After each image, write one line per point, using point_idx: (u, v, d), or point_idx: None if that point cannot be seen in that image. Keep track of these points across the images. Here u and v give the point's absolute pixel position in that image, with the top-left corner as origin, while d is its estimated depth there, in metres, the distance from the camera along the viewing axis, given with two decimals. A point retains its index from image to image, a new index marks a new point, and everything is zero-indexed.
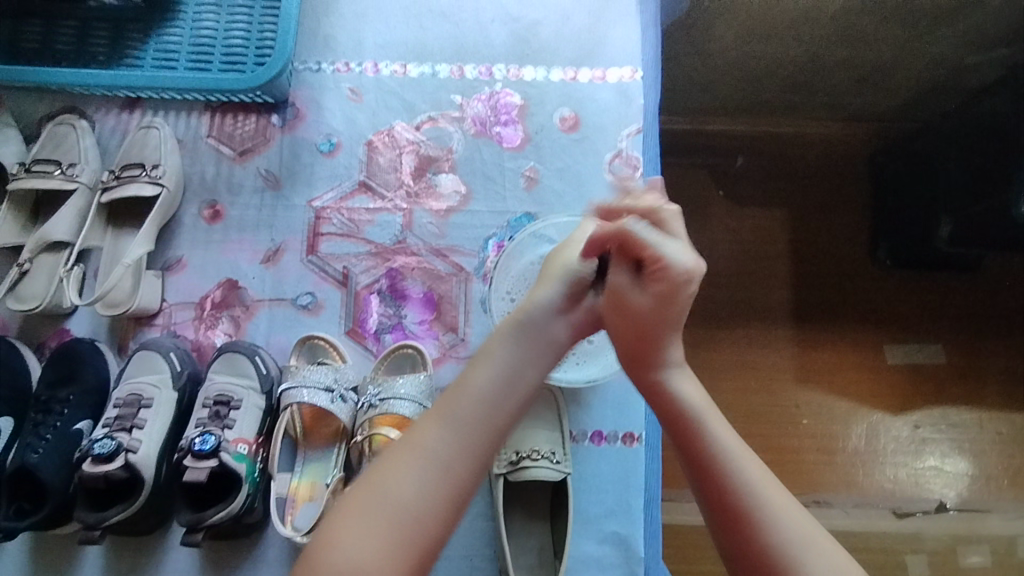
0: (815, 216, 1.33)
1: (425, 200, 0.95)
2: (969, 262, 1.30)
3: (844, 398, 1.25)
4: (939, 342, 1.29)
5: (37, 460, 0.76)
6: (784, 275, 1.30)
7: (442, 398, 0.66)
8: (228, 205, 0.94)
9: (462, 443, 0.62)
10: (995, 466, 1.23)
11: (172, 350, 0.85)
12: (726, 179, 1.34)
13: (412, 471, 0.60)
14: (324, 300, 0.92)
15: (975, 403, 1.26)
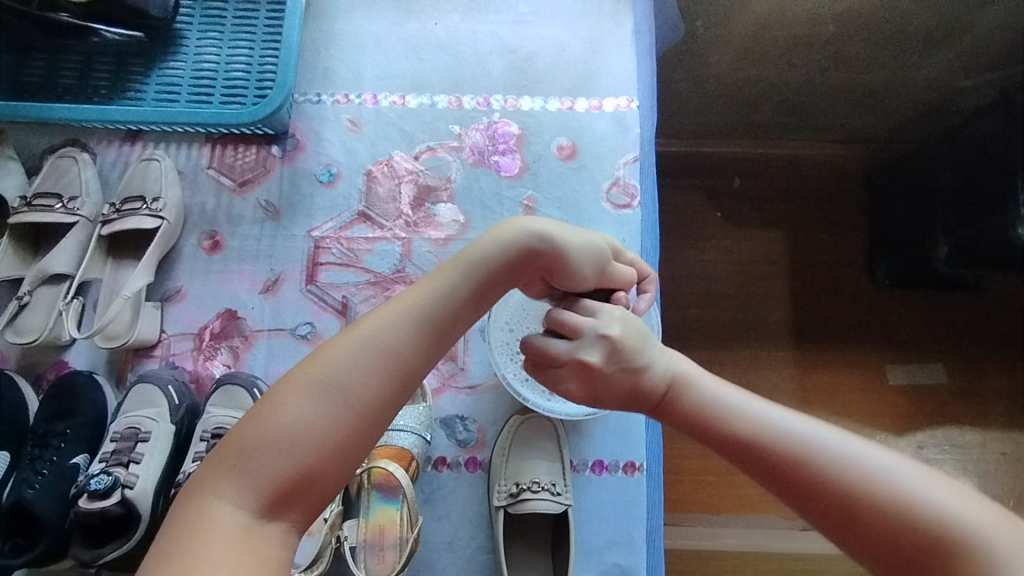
0: (813, 237, 1.33)
1: (424, 229, 0.95)
2: (967, 283, 1.30)
3: (846, 421, 1.24)
4: (940, 363, 1.28)
5: (33, 495, 0.76)
6: (783, 297, 1.30)
7: (409, 289, 0.58)
8: (228, 236, 0.94)
9: (417, 331, 0.54)
10: (1001, 488, 1.22)
11: (170, 383, 0.84)
12: (723, 202, 1.34)
13: (354, 357, 0.52)
14: (323, 330, 0.92)
15: (979, 425, 1.25)
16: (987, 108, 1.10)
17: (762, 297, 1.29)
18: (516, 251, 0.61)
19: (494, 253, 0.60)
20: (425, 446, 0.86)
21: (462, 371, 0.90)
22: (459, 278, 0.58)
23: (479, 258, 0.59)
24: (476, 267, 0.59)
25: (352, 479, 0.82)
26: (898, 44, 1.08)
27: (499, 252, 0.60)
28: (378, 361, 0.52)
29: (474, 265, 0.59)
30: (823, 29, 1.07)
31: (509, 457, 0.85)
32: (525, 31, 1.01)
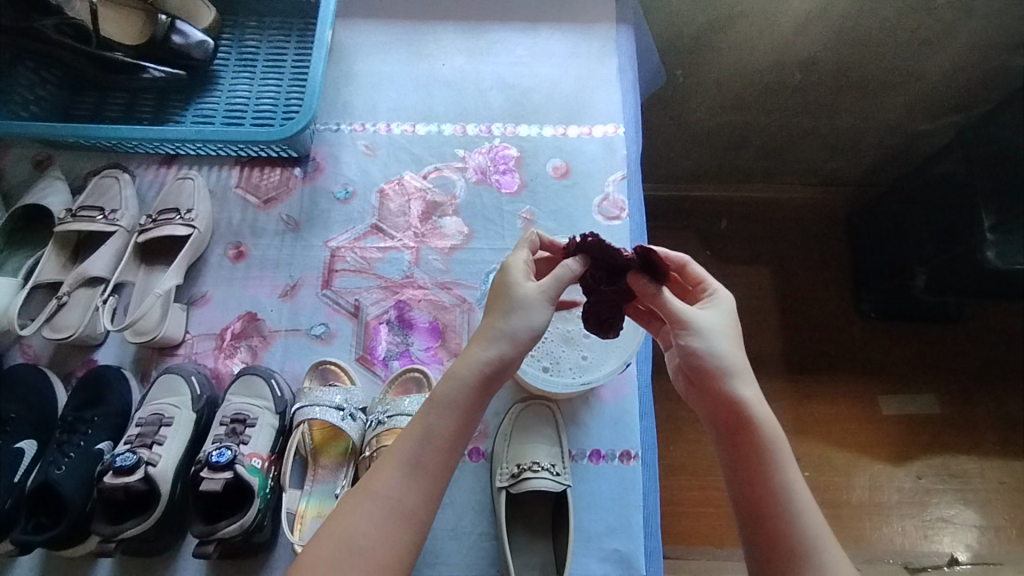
0: (798, 273, 1.43)
1: (431, 240, 1.04)
2: (949, 314, 1.38)
3: (843, 450, 1.28)
4: (931, 393, 1.34)
5: (59, 476, 0.80)
6: (773, 329, 1.38)
7: (393, 444, 0.68)
8: (251, 246, 1.03)
9: (416, 480, 0.65)
10: (1002, 517, 1.25)
11: (193, 374, 0.91)
12: (712, 240, 1.45)
13: (369, 515, 0.63)
14: (336, 330, 0.98)
15: (973, 452, 1.30)
16: (947, 148, 1.20)
17: (753, 328, 1.37)
18: (489, 366, 0.68)
19: (472, 371, 0.68)
20: None
21: None
22: (442, 416, 0.67)
23: (458, 394, 0.68)
24: (446, 404, 0.67)
25: (362, 462, 0.86)
26: (856, 92, 1.22)
27: (475, 363, 0.68)
28: (393, 516, 0.63)
29: (454, 391, 0.68)
30: (791, 76, 1.20)
31: (510, 442, 0.90)
32: (522, 71, 1.14)
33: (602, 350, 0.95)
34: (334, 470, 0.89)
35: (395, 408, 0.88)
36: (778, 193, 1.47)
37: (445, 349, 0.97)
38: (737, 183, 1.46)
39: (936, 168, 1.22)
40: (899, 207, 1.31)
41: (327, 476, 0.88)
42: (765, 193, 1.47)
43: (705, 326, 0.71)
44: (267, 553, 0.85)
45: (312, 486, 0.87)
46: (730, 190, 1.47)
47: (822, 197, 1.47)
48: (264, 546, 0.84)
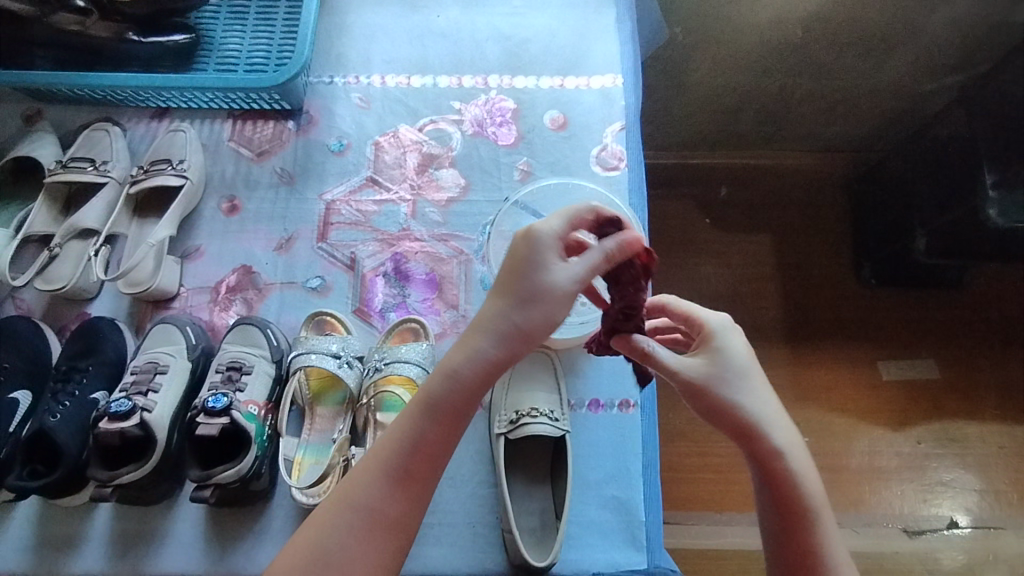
0: (798, 239, 1.41)
1: (427, 192, 1.03)
2: (951, 278, 1.36)
3: (842, 415, 1.28)
4: (931, 358, 1.33)
5: (55, 423, 0.80)
6: (773, 295, 1.37)
7: (375, 448, 0.65)
8: (245, 200, 1.02)
9: (400, 490, 0.63)
10: (1002, 480, 1.25)
11: (188, 325, 0.90)
12: (711, 207, 1.43)
13: (343, 528, 0.62)
14: (332, 283, 0.97)
15: (973, 416, 1.29)
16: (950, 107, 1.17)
17: (754, 296, 1.36)
18: (491, 358, 0.63)
19: (469, 369, 0.63)
20: None
21: (463, 318, 0.96)
22: (426, 422, 0.63)
23: (445, 394, 0.64)
24: (436, 408, 0.64)
25: (361, 409, 0.86)
26: (859, 51, 1.19)
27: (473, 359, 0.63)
28: (371, 528, 0.62)
29: (447, 395, 0.63)
30: (792, 34, 1.17)
31: (509, 389, 0.90)
32: (519, 23, 1.12)
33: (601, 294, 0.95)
34: (331, 419, 0.88)
35: (393, 355, 0.88)
36: (779, 158, 1.45)
37: (442, 300, 0.97)
38: (736, 148, 1.44)
39: (937, 130, 1.19)
40: (899, 172, 1.29)
41: (324, 426, 0.88)
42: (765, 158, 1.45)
43: (715, 369, 0.68)
44: (267, 502, 0.85)
45: (309, 436, 0.87)
46: (729, 156, 1.45)
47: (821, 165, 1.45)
48: (263, 494, 0.84)
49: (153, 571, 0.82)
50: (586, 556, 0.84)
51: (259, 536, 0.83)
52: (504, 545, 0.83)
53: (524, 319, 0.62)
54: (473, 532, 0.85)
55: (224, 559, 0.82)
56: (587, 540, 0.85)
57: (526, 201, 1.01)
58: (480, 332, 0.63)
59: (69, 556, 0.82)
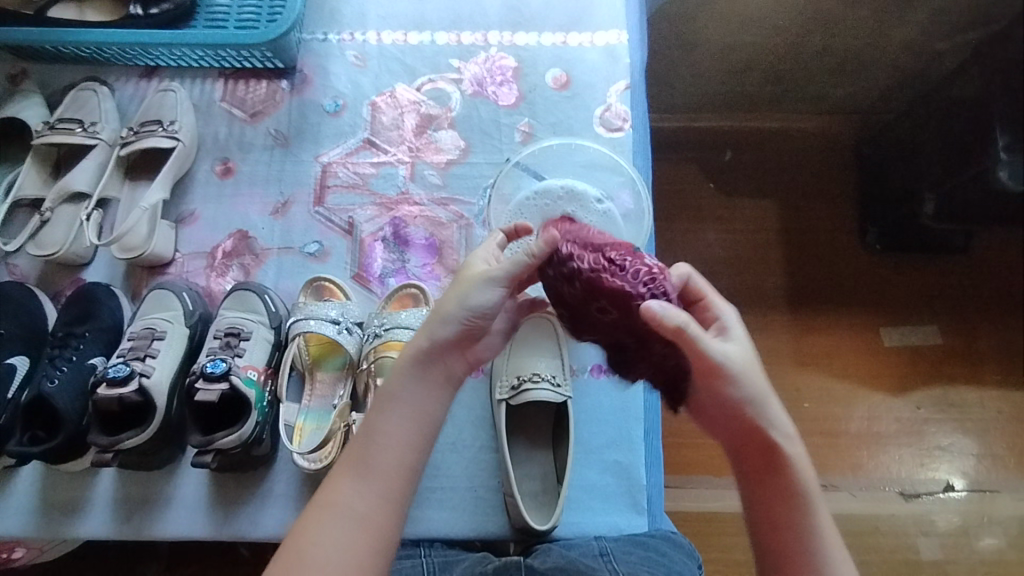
0: (805, 205, 1.39)
1: (426, 154, 1.00)
2: (957, 246, 1.31)
3: (844, 380, 1.28)
4: (934, 324, 1.32)
5: (53, 389, 0.79)
6: (777, 261, 1.35)
7: (349, 446, 0.64)
8: (240, 162, 0.99)
9: (380, 491, 0.62)
10: (999, 445, 1.25)
11: (185, 290, 0.89)
12: (716, 171, 1.40)
13: (329, 529, 0.59)
14: (330, 248, 0.95)
15: (975, 382, 1.28)
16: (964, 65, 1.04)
17: (757, 262, 1.35)
18: (427, 346, 0.65)
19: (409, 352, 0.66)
20: None
21: None
22: (393, 417, 0.64)
23: (406, 386, 0.65)
24: (398, 401, 0.65)
25: (361, 375, 0.85)
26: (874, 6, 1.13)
27: (419, 345, 0.66)
28: (354, 527, 0.60)
29: (396, 385, 0.65)
30: None
31: (510, 353, 0.88)
32: None
33: None
34: (331, 384, 0.88)
35: (393, 321, 0.86)
36: (786, 120, 1.41)
37: (443, 266, 0.95)
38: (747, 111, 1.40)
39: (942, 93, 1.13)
40: (911, 134, 1.23)
41: (324, 392, 0.87)
42: (772, 121, 1.41)
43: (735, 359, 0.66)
44: (270, 466, 0.85)
45: (309, 402, 0.86)
46: (740, 119, 1.41)
47: (831, 126, 1.40)
48: (265, 459, 0.85)
49: (159, 534, 0.83)
50: (589, 520, 0.84)
51: (263, 499, 0.84)
52: (507, 509, 0.83)
53: (454, 309, 0.66)
54: (475, 496, 0.85)
55: (229, 522, 0.83)
56: (588, 503, 0.85)
57: (525, 161, 0.97)
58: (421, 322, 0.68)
59: (75, 520, 0.83)
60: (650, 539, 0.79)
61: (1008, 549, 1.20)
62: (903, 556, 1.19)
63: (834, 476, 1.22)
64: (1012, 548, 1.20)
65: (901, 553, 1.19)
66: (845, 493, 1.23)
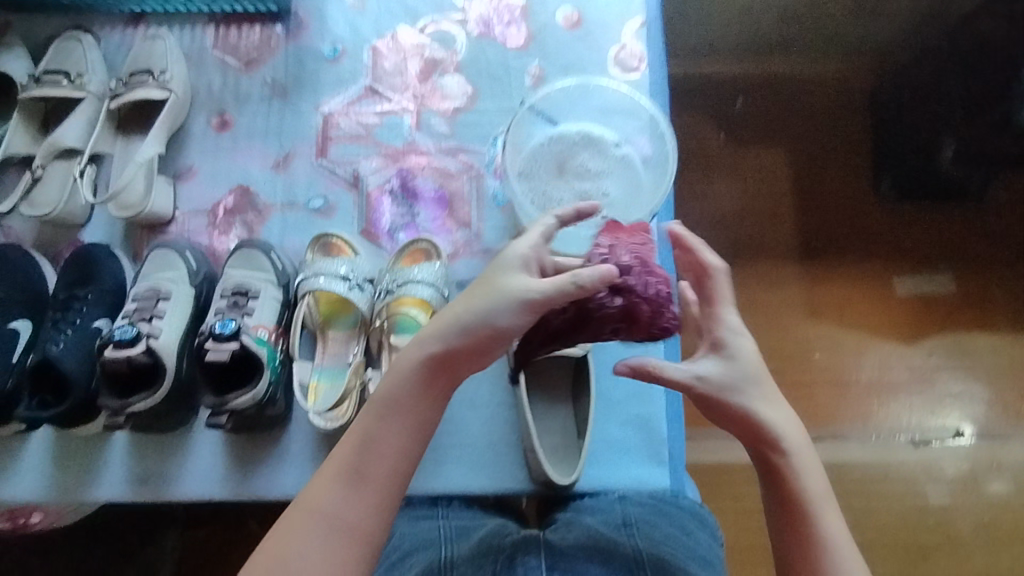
0: (818, 155, 1.30)
1: (431, 102, 0.95)
2: (973, 190, 1.24)
3: (854, 331, 1.24)
4: (950, 270, 1.26)
5: (59, 352, 0.77)
6: (789, 212, 1.28)
7: (338, 449, 0.60)
8: (236, 114, 0.94)
9: (366, 498, 0.57)
10: (1011, 392, 1.21)
11: (188, 249, 0.86)
12: (726, 119, 1.31)
13: (310, 537, 0.55)
14: (336, 202, 0.92)
15: (990, 329, 1.24)
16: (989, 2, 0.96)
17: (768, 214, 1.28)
18: (437, 353, 0.60)
19: (416, 360, 0.61)
20: (443, 301, 0.85)
21: (476, 236, 0.91)
22: (388, 422, 0.59)
23: (406, 389, 0.60)
24: (396, 405, 0.60)
25: (374, 332, 0.83)
26: None
27: (421, 352, 0.61)
28: (333, 537, 0.55)
29: (397, 390, 0.60)
30: None
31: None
32: None
33: (630, 211, 0.83)
34: (343, 342, 0.85)
35: (405, 277, 0.84)
36: (800, 65, 1.31)
37: (454, 218, 0.91)
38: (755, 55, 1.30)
39: None
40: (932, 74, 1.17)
41: (337, 349, 0.85)
42: (785, 65, 1.31)
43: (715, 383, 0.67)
44: (284, 427, 0.84)
45: (322, 362, 0.84)
46: (750, 65, 1.30)
47: (846, 70, 1.31)
48: (279, 419, 0.83)
49: (175, 496, 0.82)
50: (610, 475, 0.83)
51: (279, 460, 0.83)
52: (527, 464, 0.83)
53: (472, 320, 0.60)
54: (493, 451, 0.84)
55: (246, 482, 0.82)
56: (608, 457, 0.84)
57: (538, 104, 0.88)
58: (433, 324, 0.63)
59: (89, 483, 0.82)
60: (673, 509, 0.77)
61: (1017, 493, 1.18)
62: (911, 501, 1.17)
63: (844, 425, 1.19)
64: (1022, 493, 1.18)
65: (910, 499, 1.17)
66: (855, 443, 1.20)
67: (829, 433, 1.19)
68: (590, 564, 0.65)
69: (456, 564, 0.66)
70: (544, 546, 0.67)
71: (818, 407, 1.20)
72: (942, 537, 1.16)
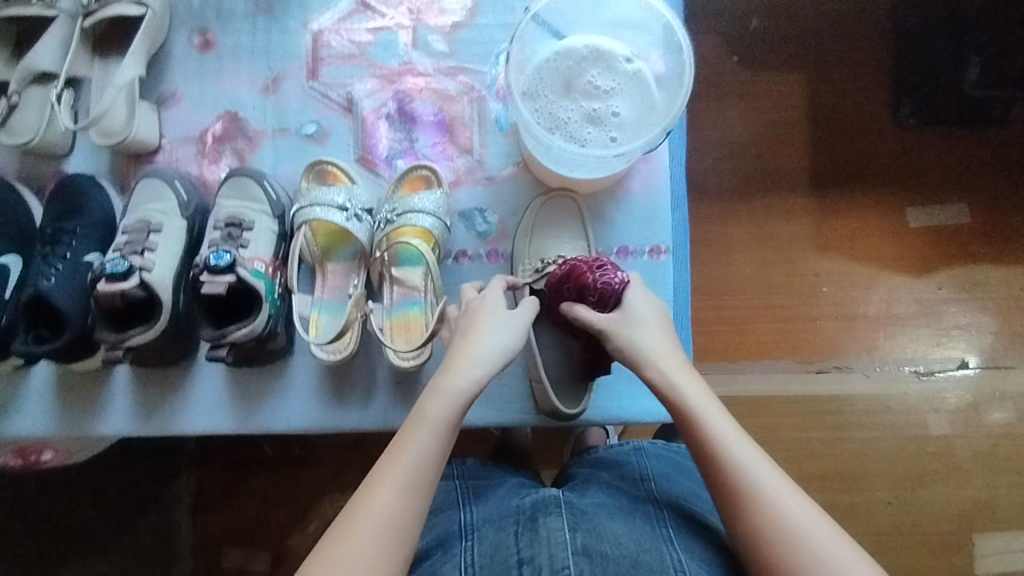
0: (837, 76, 1.20)
1: (428, 17, 0.88)
2: (995, 115, 1.18)
3: (863, 265, 1.17)
4: (965, 202, 1.19)
5: (51, 286, 0.74)
6: (802, 141, 1.19)
7: (382, 458, 0.57)
8: (219, 33, 0.88)
9: (420, 504, 0.55)
10: (1020, 323, 1.17)
11: (176, 179, 0.82)
12: (744, 42, 1.20)
13: (363, 543, 0.52)
14: (329, 128, 0.87)
15: (1004, 261, 1.18)
16: None
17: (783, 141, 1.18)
18: (469, 391, 0.61)
19: (448, 397, 0.60)
20: (445, 231, 0.82)
21: (479, 163, 0.86)
22: (433, 440, 0.58)
23: (445, 415, 0.59)
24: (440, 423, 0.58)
25: (375, 264, 0.81)
26: None
27: (467, 382, 0.61)
28: (388, 541, 0.52)
29: (438, 412, 0.59)
30: None
31: (534, 237, 0.84)
32: None
33: (642, 131, 0.79)
34: (344, 275, 0.83)
35: (405, 206, 0.80)
36: None
37: (454, 144, 0.87)
38: None
39: None
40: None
41: (337, 282, 0.83)
42: None
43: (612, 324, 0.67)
44: (285, 360, 0.83)
45: (321, 296, 0.82)
46: None
47: None
48: (281, 352, 0.82)
49: (181, 429, 0.82)
50: (617, 405, 0.83)
51: (283, 393, 0.82)
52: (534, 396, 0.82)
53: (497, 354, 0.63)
54: (499, 383, 0.83)
55: (249, 416, 0.82)
56: (615, 387, 0.83)
57: (545, 16, 0.83)
58: (452, 370, 0.62)
59: (94, 417, 0.82)
60: (688, 461, 0.74)
61: (1018, 423, 1.15)
62: (911, 432, 1.15)
63: (849, 356, 1.16)
64: None
65: (910, 429, 1.15)
66: (858, 374, 1.17)
67: (833, 365, 1.16)
68: (614, 520, 0.63)
69: (478, 527, 0.64)
70: (564, 506, 0.64)
71: (822, 340, 1.16)
72: (937, 467, 1.14)
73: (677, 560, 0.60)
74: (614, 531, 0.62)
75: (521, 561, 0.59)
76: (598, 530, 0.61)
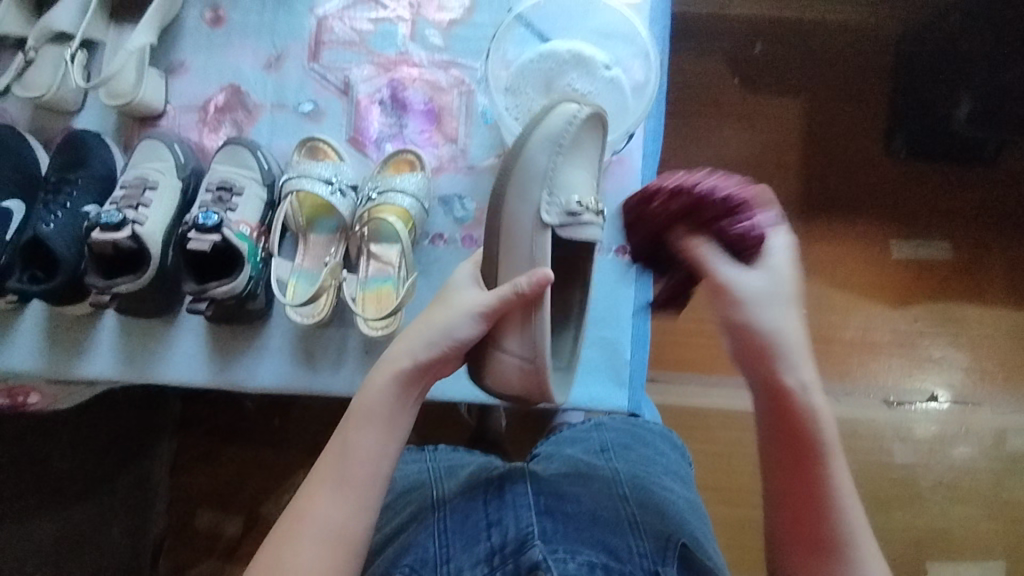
0: (828, 105, 1.24)
1: (427, 11, 0.93)
2: (985, 156, 1.21)
3: (844, 291, 1.21)
4: (945, 238, 1.23)
5: (49, 231, 0.80)
6: (795, 167, 1.23)
7: (322, 458, 0.59)
8: (229, 10, 0.93)
9: (356, 503, 0.57)
10: (989, 360, 1.20)
11: (176, 142, 0.87)
12: (745, 66, 1.24)
13: (300, 549, 0.54)
14: (325, 108, 0.92)
15: (979, 299, 1.21)
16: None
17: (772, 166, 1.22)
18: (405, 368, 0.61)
19: (387, 377, 0.61)
20: (423, 212, 0.86)
21: (462, 152, 0.91)
22: (364, 429, 0.59)
23: (378, 400, 0.60)
24: (367, 413, 0.60)
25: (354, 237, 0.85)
26: None
27: (404, 357, 0.62)
28: (326, 545, 0.54)
29: (371, 399, 0.60)
30: None
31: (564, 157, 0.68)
32: None
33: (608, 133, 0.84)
34: (325, 245, 0.88)
35: (387, 185, 0.85)
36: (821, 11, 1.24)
37: (441, 133, 0.92)
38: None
39: None
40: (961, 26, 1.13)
41: (317, 252, 0.88)
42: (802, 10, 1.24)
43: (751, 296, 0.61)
44: (264, 322, 0.88)
45: (301, 263, 0.87)
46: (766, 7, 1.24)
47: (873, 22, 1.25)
48: (260, 314, 0.87)
49: (161, 378, 0.86)
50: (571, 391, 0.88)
51: (258, 354, 0.87)
52: None
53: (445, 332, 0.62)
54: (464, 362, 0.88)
55: (225, 370, 0.87)
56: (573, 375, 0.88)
57: (527, 14, 0.89)
58: (399, 341, 0.64)
59: (79, 360, 0.87)
60: (646, 433, 0.79)
61: (979, 457, 1.19)
62: (878, 458, 1.18)
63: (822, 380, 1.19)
64: (984, 458, 1.19)
65: (876, 455, 1.18)
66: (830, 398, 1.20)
67: None
68: (574, 486, 0.65)
69: (448, 500, 0.65)
70: (529, 475, 0.66)
71: None
72: (899, 493, 1.17)
73: (633, 514, 0.63)
74: (573, 492, 0.64)
75: (490, 524, 0.61)
76: (559, 492, 0.64)
